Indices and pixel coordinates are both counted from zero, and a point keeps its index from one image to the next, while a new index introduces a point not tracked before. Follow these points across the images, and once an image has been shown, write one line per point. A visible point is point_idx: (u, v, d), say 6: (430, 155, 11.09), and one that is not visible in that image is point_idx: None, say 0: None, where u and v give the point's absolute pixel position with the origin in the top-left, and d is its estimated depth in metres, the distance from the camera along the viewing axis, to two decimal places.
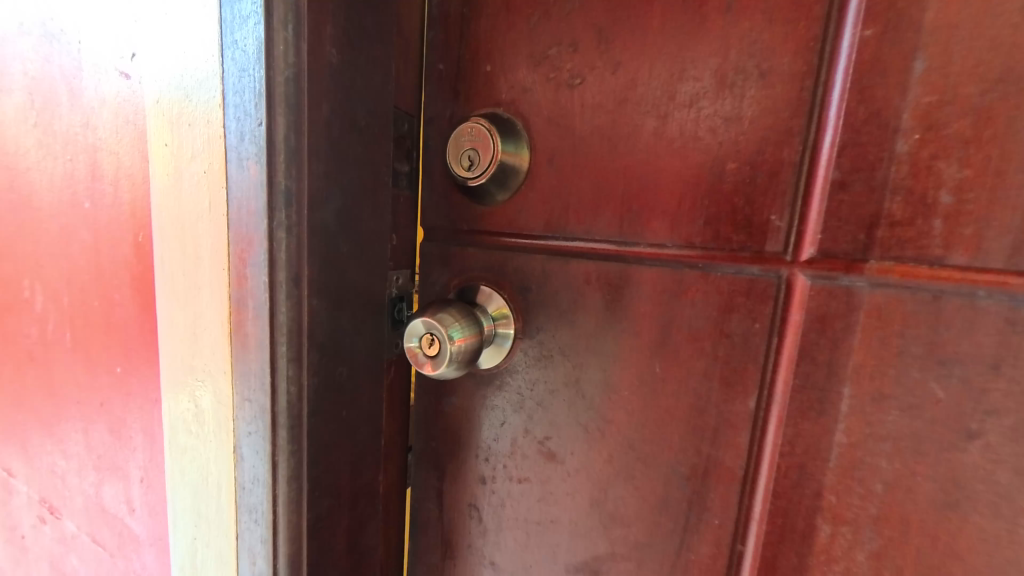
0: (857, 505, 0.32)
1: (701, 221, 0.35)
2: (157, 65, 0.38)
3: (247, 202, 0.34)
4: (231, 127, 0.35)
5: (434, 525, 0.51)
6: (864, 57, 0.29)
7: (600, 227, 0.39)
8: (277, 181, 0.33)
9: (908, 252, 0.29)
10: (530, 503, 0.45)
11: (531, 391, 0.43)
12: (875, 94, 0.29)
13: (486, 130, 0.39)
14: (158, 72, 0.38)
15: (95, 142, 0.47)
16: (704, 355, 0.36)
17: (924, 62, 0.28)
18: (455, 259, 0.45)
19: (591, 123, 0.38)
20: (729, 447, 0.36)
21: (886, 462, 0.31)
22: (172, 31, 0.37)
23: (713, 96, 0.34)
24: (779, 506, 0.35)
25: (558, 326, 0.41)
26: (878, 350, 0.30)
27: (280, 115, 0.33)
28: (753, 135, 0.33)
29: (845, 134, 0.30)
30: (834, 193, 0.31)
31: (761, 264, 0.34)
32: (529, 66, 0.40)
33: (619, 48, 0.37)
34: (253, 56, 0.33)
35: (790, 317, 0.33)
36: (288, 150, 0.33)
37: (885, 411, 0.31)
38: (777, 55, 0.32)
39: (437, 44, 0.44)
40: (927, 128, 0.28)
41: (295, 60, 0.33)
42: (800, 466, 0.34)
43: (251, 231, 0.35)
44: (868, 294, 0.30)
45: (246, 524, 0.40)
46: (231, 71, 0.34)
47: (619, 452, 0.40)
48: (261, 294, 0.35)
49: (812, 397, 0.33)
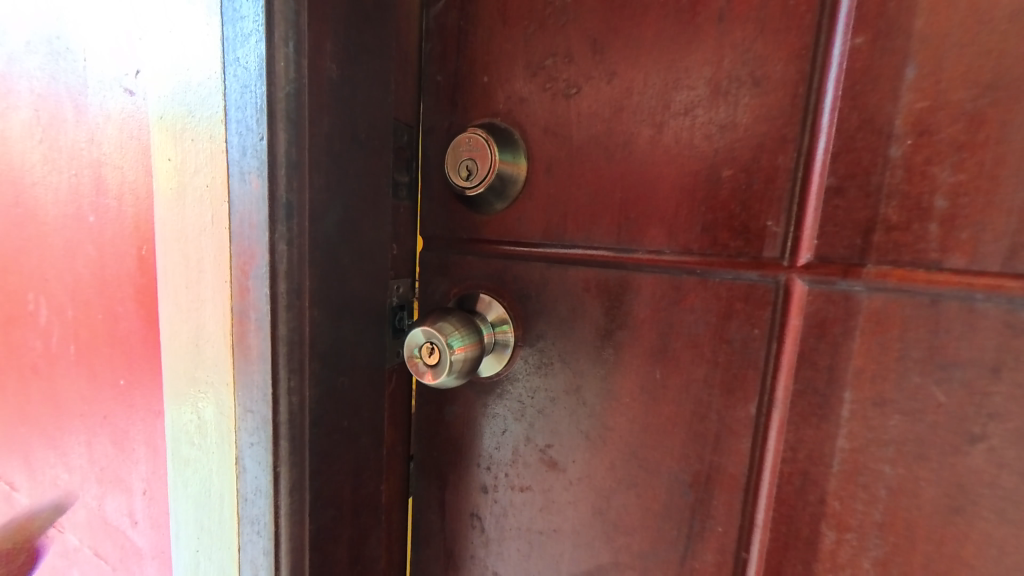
0: (861, 511, 0.32)
1: (699, 228, 0.35)
2: (163, 84, 0.39)
3: (249, 215, 0.35)
4: (233, 142, 0.35)
5: (436, 536, 0.50)
6: (856, 64, 0.30)
7: (598, 235, 0.39)
8: (279, 193, 0.34)
9: (906, 256, 0.29)
10: (532, 512, 0.44)
11: (531, 399, 0.43)
12: (867, 100, 0.30)
13: (484, 140, 0.40)
14: (164, 92, 0.39)
15: (100, 156, 0.48)
16: (704, 361, 0.36)
17: (914, 69, 0.28)
18: (454, 268, 0.46)
19: (588, 132, 0.39)
20: (731, 453, 0.35)
21: (890, 468, 0.31)
22: (177, 52, 0.38)
23: (708, 105, 0.34)
24: (782, 512, 0.34)
25: (558, 334, 0.41)
26: (878, 354, 0.30)
27: (281, 129, 0.33)
28: (747, 141, 0.33)
29: (839, 140, 0.31)
30: (830, 198, 0.31)
31: (760, 269, 0.34)
32: (526, 77, 0.40)
33: (614, 58, 0.37)
34: (254, 72, 0.33)
35: (789, 321, 0.33)
36: (290, 164, 0.34)
37: (887, 416, 0.30)
38: (769, 63, 0.32)
39: (435, 56, 0.44)
40: (920, 134, 0.29)
41: (296, 75, 0.33)
42: (803, 472, 0.33)
43: (252, 243, 0.35)
44: (866, 298, 0.30)
45: (248, 536, 0.40)
46: (233, 88, 0.35)
47: (621, 459, 0.40)
48: (261, 305, 0.35)
49: (813, 403, 0.33)
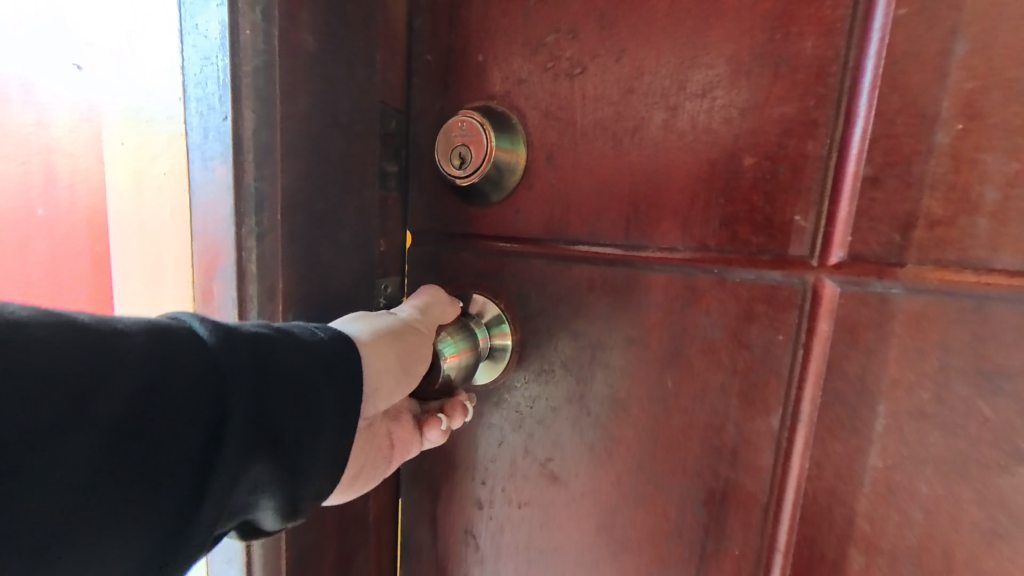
0: (894, 534, 0.29)
1: (717, 222, 0.32)
2: (134, 63, 0.34)
3: (212, 206, 0.31)
4: (194, 124, 0.31)
5: (427, 552, 0.47)
6: (898, 39, 0.27)
7: (604, 230, 0.36)
8: (246, 182, 0.30)
9: (949, 254, 0.26)
10: (531, 529, 0.41)
11: (531, 408, 0.40)
12: (910, 81, 0.26)
13: (479, 124, 0.36)
14: (139, 75, 0.33)
15: (41, 135, 0.40)
16: (721, 368, 0.33)
17: (965, 45, 0.25)
18: (446, 265, 0.42)
19: (594, 116, 0.35)
20: (749, 469, 0.33)
21: (926, 487, 0.28)
22: (148, 32, 0.33)
23: (728, 85, 0.31)
24: (806, 534, 0.31)
25: (560, 338, 0.38)
26: (915, 362, 0.28)
27: (249, 109, 0.29)
28: (773, 126, 0.30)
29: (878, 124, 0.27)
30: (866, 190, 0.28)
31: (784, 269, 0.30)
32: (525, 56, 0.37)
33: (623, 35, 0.33)
34: (217, 41, 0.29)
35: (816, 326, 0.30)
36: (259, 148, 0.30)
37: (925, 431, 0.28)
38: (800, 39, 0.29)
39: (423, 32, 0.40)
40: (971, 118, 0.25)
41: (265, 46, 0.29)
42: (829, 490, 0.30)
43: (218, 238, 0.31)
44: (904, 301, 0.28)
45: (219, 563, 0.36)
46: (192, 60, 0.30)
47: (628, 473, 0.37)
48: (230, 309, 0.32)
49: (842, 415, 0.30)
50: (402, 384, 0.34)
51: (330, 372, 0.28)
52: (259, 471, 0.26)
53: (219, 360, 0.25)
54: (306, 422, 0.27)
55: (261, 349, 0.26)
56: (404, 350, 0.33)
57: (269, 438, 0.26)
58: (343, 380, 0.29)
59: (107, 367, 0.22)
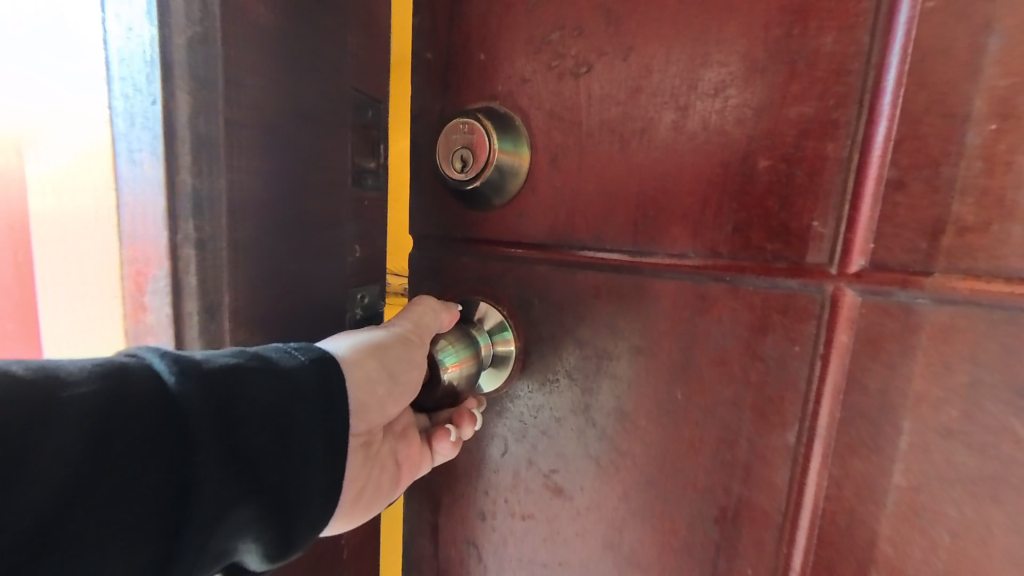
0: (919, 558, 0.27)
1: (729, 228, 0.31)
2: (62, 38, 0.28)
3: (142, 208, 0.26)
4: (117, 108, 0.26)
5: (428, 563, 0.46)
6: (926, 34, 0.25)
7: (611, 235, 0.34)
8: (182, 180, 0.26)
9: (981, 263, 0.25)
10: (535, 543, 0.40)
11: (534, 418, 0.38)
12: (938, 78, 0.25)
13: (481, 126, 0.35)
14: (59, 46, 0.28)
15: None
16: (734, 380, 0.31)
17: (999, 39, 0.24)
18: (447, 271, 0.40)
19: (600, 117, 0.34)
20: (763, 485, 0.31)
21: (953, 508, 0.26)
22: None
23: (742, 84, 0.29)
24: (824, 555, 0.30)
25: (565, 347, 0.37)
26: (942, 377, 0.26)
27: (181, 90, 0.25)
28: (790, 127, 0.28)
29: (903, 124, 0.26)
30: (889, 195, 0.26)
31: (800, 277, 0.29)
32: (528, 54, 0.35)
33: (630, 32, 0.32)
34: (143, 9, 0.24)
35: (835, 338, 0.28)
36: (197, 139, 0.26)
37: (953, 449, 0.26)
38: (819, 35, 0.27)
39: (424, 31, 0.39)
40: (1005, 117, 0.24)
41: (202, 15, 0.25)
42: (849, 510, 0.29)
43: (149, 246, 0.27)
44: (930, 312, 0.26)
45: None
46: (114, 31, 0.25)
47: (635, 487, 0.35)
48: (164, 332, 0.28)
49: (863, 431, 0.28)
50: (392, 393, 0.34)
51: (314, 403, 0.27)
52: (241, 510, 0.25)
53: (194, 399, 0.23)
54: (289, 453, 0.26)
55: (238, 385, 0.25)
56: (385, 367, 0.33)
57: (251, 472, 0.25)
58: (328, 409, 0.28)
59: (57, 417, 0.20)
